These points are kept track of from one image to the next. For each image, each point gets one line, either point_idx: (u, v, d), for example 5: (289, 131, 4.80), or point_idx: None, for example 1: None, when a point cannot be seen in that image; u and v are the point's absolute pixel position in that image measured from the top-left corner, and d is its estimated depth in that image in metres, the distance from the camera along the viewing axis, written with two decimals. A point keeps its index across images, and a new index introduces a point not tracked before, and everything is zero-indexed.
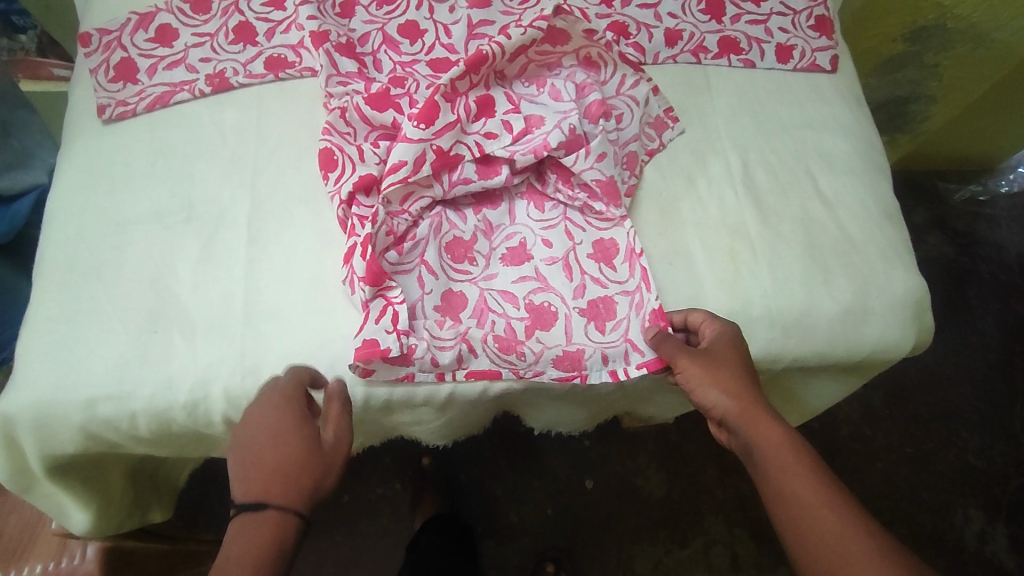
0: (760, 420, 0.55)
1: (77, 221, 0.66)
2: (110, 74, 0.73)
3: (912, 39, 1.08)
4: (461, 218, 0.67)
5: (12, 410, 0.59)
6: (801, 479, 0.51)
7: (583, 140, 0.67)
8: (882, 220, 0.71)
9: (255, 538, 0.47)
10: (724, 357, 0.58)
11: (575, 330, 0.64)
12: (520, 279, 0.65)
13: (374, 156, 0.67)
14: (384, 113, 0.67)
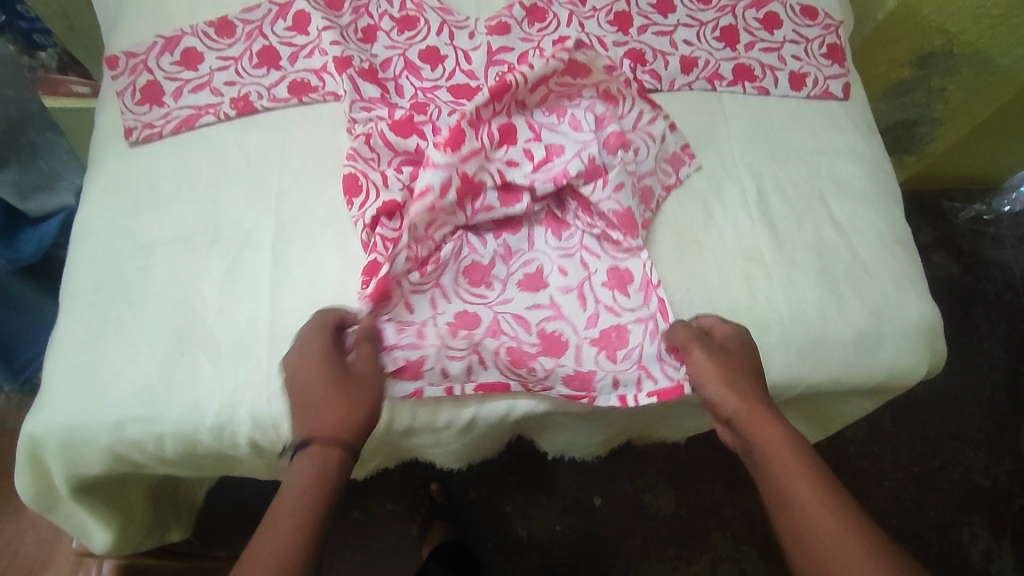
0: (763, 418, 0.56)
1: (104, 243, 0.67)
2: (137, 97, 0.74)
3: (920, 64, 1.09)
4: (481, 242, 0.69)
5: (42, 430, 0.60)
6: (801, 475, 0.51)
7: (601, 171, 0.68)
8: (896, 246, 0.72)
9: (312, 466, 0.50)
10: (735, 358, 0.60)
11: (585, 358, 0.65)
12: (534, 306, 0.67)
13: (397, 182, 0.68)
14: (408, 140, 0.69)
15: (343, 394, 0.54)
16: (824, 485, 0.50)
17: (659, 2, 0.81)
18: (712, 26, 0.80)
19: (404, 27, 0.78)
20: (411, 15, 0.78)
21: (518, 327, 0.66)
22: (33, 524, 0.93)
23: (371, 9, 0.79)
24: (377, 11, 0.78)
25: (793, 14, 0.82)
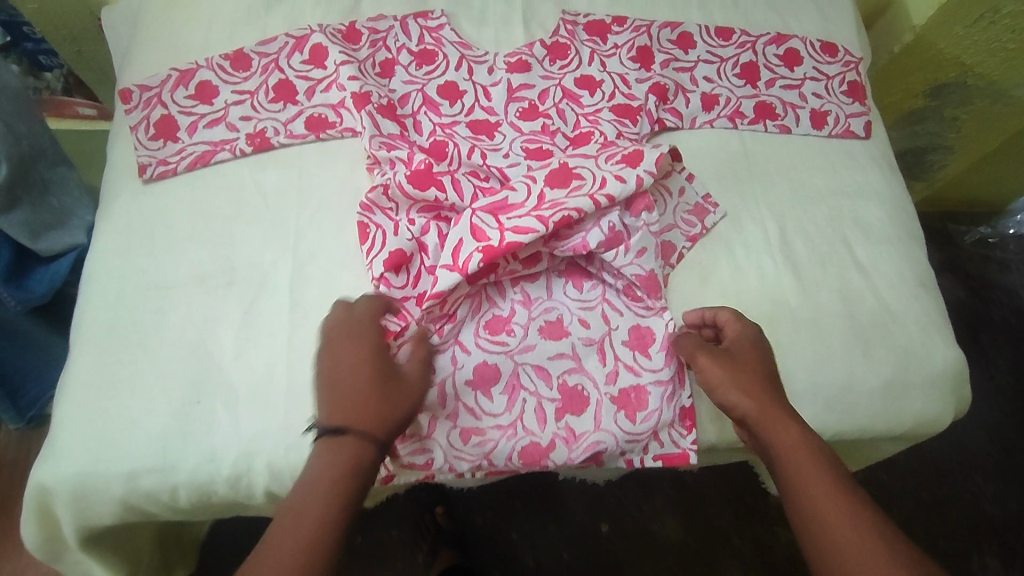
0: (779, 419, 0.55)
1: (118, 284, 0.66)
2: (151, 132, 0.72)
3: (934, 95, 1.09)
4: (500, 294, 0.67)
5: (53, 481, 0.59)
6: (819, 480, 0.50)
7: (622, 237, 0.65)
8: (919, 290, 0.72)
9: (339, 459, 0.49)
10: (743, 358, 0.59)
11: (603, 420, 0.64)
12: (556, 356, 0.65)
13: (408, 232, 0.67)
14: (426, 191, 0.67)
15: (376, 388, 0.53)
16: (839, 487, 0.50)
17: (679, 38, 0.81)
18: (732, 62, 0.80)
19: (422, 61, 0.77)
20: (430, 49, 0.78)
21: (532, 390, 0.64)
22: (34, 559, 0.91)
23: (389, 43, 0.78)
24: (395, 45, 0.77)
25: (814, 51, 0.82)
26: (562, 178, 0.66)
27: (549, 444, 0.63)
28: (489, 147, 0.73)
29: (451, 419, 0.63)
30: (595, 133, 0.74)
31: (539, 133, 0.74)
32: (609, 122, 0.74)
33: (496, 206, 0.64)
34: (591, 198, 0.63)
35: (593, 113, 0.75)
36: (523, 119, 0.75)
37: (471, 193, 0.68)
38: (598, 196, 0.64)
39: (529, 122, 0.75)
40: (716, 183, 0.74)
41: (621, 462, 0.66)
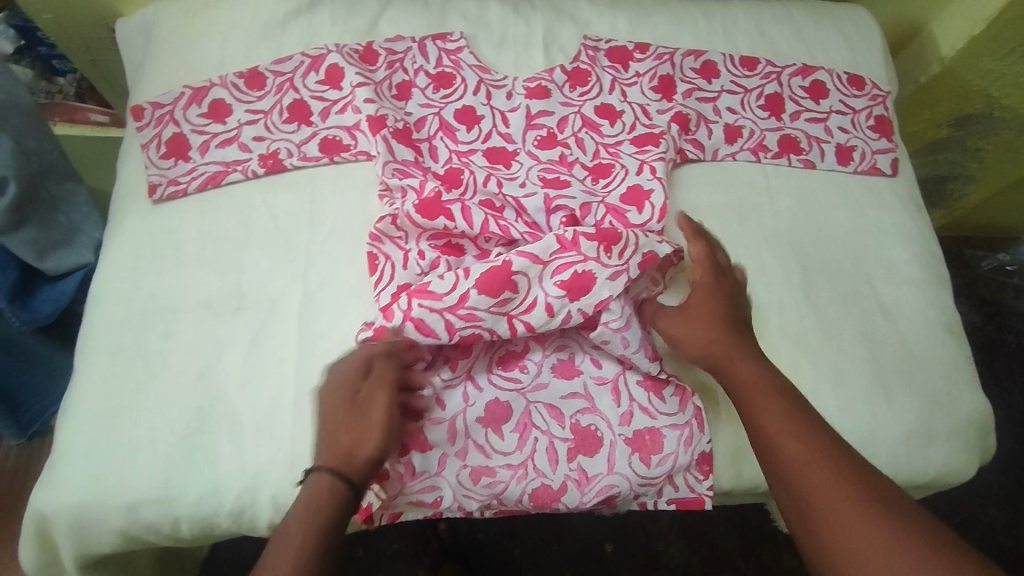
0: (734, 351, 0.58)
1: (125, 305, 0.65)
2: (162, 150, 0.71)
3: (959, 125, 1.06)
4: None
5: (53, 509, 0.57)
6: (769, 400, 0.54)
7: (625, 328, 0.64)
8: (944, 334, 0.70)
9: (307, 503, 0.50)
10: (699, 302, 0.62)
11: (616, 464, 0.62)
12: (570, 395, 0.64)
13: (417, 265, 0.65)
14: (435, 220, 0.65)
15: (349, 428, 0.54)
16: (786, 403, 0.54)
17: (702, 67, 0.79)
18: (756, 93, 0.78)
19: (440, 84, 0.76)
20: (448, 73, 0.76)
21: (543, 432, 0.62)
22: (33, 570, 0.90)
23: (407, 64, 0.76)
24: (413, 66, 0.76)
25: (840, 83, 0.80)
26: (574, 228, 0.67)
27: (561, 486, 0.61)
28: (506, 176, 0.71)
29: (460, 457, 0.61)
30: (615, 165, 0.72)
31: (557, 162, 0.73)
32: (629, 155, 0.73)
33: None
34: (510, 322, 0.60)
35: (613, 144, 0.74)
36: (541, 147, 0.73)
37: (481, 219, 0.65)
38: (517, 322, 0.60)
39: (547, 151, 0.73)
40: (737, 218, 0.73)
41: (634, 504, 0.64)
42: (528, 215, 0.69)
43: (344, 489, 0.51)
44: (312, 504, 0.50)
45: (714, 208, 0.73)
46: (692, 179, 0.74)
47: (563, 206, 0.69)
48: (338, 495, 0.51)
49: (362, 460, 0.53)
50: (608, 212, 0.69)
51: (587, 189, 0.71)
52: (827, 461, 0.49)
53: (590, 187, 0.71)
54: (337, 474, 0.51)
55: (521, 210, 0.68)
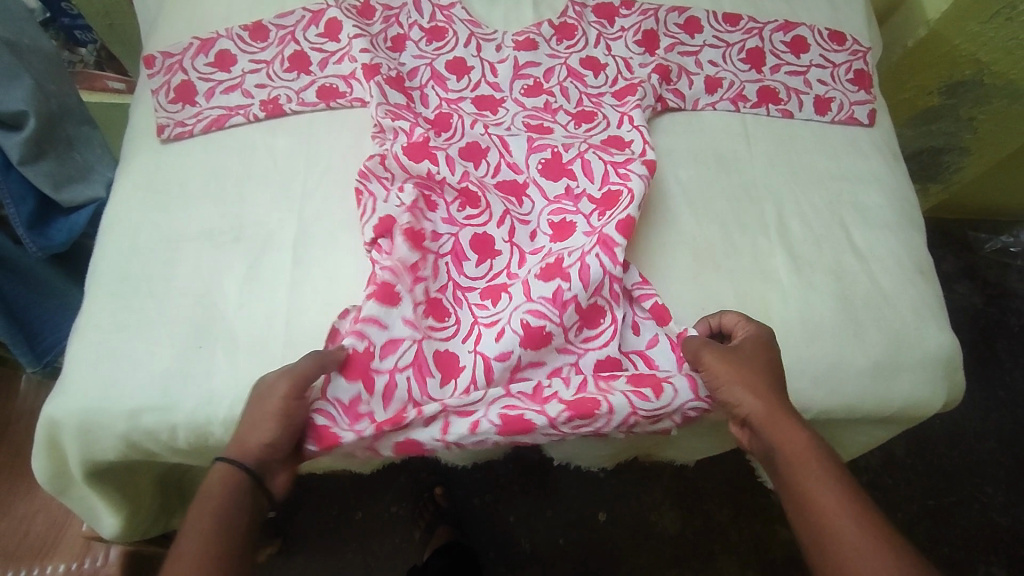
0: (787, 427, 0.54)
1: (132, 234, 0.69)
2: (171, 95, 0.76)
3: (949, 93, 1.08)
4: (506, 259, 0.68)
5: (61, 414, 0.62)
6: (819, 471, 0.52)
7: (596, 313, 0.65)
8: (916, 275, 0.72)
9: (202, 504, 0.51)
10: (752, 359, 0.58)
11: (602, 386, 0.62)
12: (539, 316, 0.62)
13: (399, 199, 0.68)
14: (420, 163, 0.69)
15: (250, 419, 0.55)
16: (862, 507, 0.49)
17: (686, 23, 0.82)
18: (738, 47, 0.81)
19: (432, 38, 0.79)
20: (440, 27, 0.80)
21: (530, 363, 0.63)
22: (46, 504, 0.92)
23: (401, 19, 0.80)
24: (407, 21, 0.80)
25: (821, 39, 0.82)
26: (555, 170, 0.72)
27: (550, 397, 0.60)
28: (493, 122, 0.75)
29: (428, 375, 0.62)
30: (598, 113, 0.76)
31: (542, 109, 0.76)
32: (612, 106, 0.76)
33: (492, 290, 0.66)
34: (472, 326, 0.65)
35: (596, 94, 0.77)
36: (527, 95, 0.77)
37: (463, 168, 0.71)
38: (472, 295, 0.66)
39: (533, 98, 0.77)
40: (715, 163, 0.75)
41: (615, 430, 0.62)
42: (509, 157, 0.73)
43: (236, 483, 0.52)
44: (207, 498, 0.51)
45: (693, 154, 0.76)
46: (673, 127, 0.77)
47: (547, 146, 0.73)
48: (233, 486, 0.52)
49: (257, 447, 0.54)
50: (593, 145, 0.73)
51: (570, 133, 0.75)
52: (879, 555, 0.46)
53: (572, 131, 0.75)
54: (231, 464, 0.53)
55: (498, 171, 0.72)
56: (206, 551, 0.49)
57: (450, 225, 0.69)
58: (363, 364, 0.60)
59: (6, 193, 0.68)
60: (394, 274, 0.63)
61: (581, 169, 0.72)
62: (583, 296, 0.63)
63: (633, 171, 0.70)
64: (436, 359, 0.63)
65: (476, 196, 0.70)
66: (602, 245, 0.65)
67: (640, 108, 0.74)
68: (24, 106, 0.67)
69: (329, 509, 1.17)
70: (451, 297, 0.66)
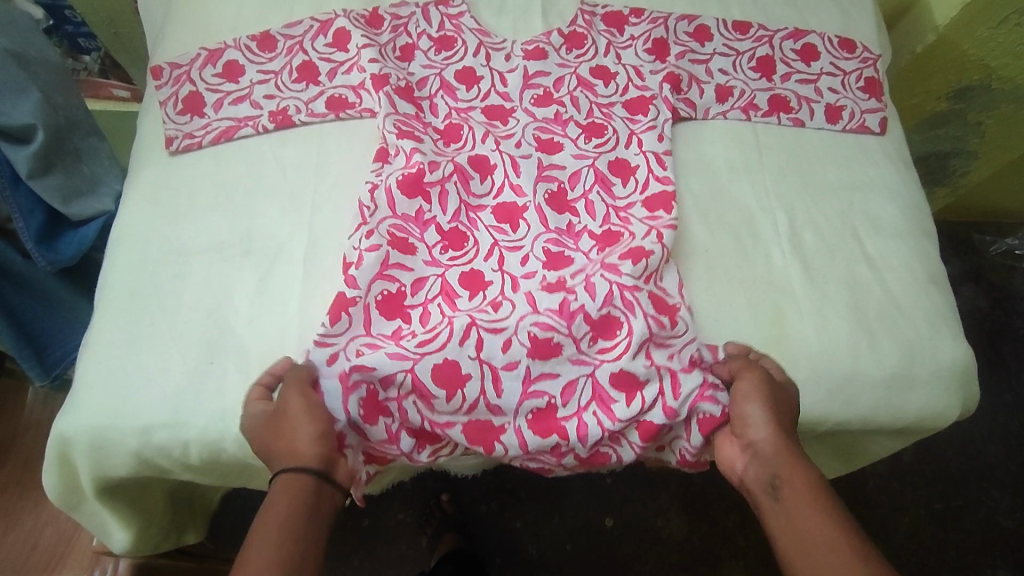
0: (794, 459, 0.56)
1: (142, 248, 0.69)
2: (179, 107, 0.76)
3: (957, 98, 1.08)
4: (504, 287, 0.67)
5: (73, 431, 0.61)
6: (819, 503, 0.53)
7: (614, 326, 0.65)
8: (929, 284, 0.71)
9: (281, 498, 0.53)
10: (776, 394, 0.61)
11: (615, 407, 0.63)
12: (544, 328, 0.64)
13: (381, 236, 0.67)
14: (414, 201, 0.69)
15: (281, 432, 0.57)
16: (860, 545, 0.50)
17: (696, 31, 0.81)
18: (748, 55, 0.80)
19: (441, 47, 0.79)
20: (449, 36, 0.79)
21: (541, 376, 0.64)
22: (53, 517, 0.91)
23: (410, 29, 0.80)
24: (416, 30, 0.79)
25: (831, 47, 0.82)
26: (559, 203, 0.71)
27: (565, 416, 0.64)
28: (503, 133, 0.75)
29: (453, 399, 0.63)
30: (607, 127, 0.75)
31: (552, 120, 0.76)
32: (621, 118, 0.76)
33: (493, 300, 0.66)
34: (470, 325, 0.63)
35: (606, 104, 0.77)
36: (537, 105, 0.76)
37: (456, 206, 0.70)
38: (479, 329, 0.63)
39: (543, 108, 0.76)
40: (727, 172, 0.75)
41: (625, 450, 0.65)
42: (512, 178, 0.72)
43: (304, 476, 0.55)
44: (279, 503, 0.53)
45: (704, 163, 0.75)
46: (685, 136, 0.77)
47: (554, 177, 0.72)
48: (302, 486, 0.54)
49: (306, 451, 0.56)
50: (596, 181, 0.72)
51: (579, 150, 0.74)
52: None
53: (581, 147, 0.74)
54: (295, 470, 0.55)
55: (500, 192, 0.71)
56: (288, 533, 0.51)
57: (434, 266, 0.68)
58: (374, 401, 0.61)
59: (14, 207, 0.68)
60: (375, 341, 0.64)
61: (584, 208, 0.71)
62: (593, 308, 0.64)
63: (634, 215, 0.71)
64: (433, 374, 0.62)
65: (462, 236, 0.69)
66: (604, 268, 0.66)
67: (651, 128, 0.74)
68: (32, 120, 0.66)
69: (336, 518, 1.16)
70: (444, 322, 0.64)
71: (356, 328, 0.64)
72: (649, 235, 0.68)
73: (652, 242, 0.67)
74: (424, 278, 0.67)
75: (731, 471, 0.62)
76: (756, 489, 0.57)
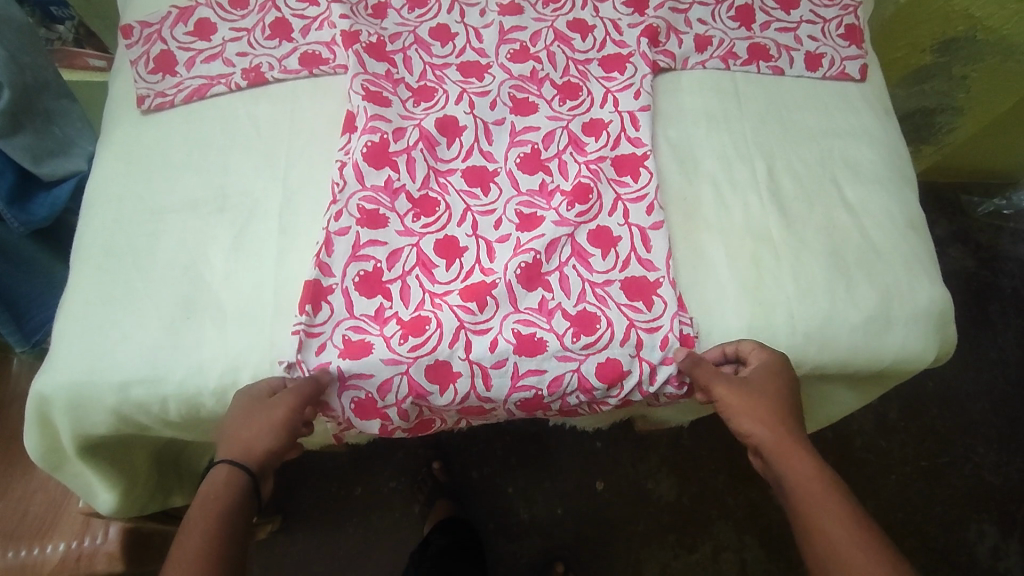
0: (798, 459, 0.58)
1: (115, 207, 0.68)
2: (150, 66, 0.74)
3: (942, 50, 1.07)
4: (485, 258, 0.67)
5: (50, 389, 0.61)
6: (826, 502, 0.55)
7: (595, 320, 0.65)
8: (907, 229, 0.72)
9: (220, 491, 0.56)
10: (764, 390, 0.61)
11: (596, 392, 0.65)
12: (530, 304, 0.65)
13: (352, 213, 0.66)
14: (381, 171, 0.68)
15: (244, 427, 0.58)
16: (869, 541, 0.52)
17: None
18: (727, 4, 0.79)
19: (414, 5, 0.78)
20: None
21: (529, 372, 0.64)
22: None
23: None
24: None
25: None
26: (532, 164, 0.71)
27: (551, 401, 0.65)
28: (478, 90, 0.73)
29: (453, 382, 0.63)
30: (583, 88, 0.74)
31: (528, 78, 0.74)
32: (597, 78, 0.75)
33: (471, 290, 0.64)
34: (457, 329, 0.63)
35: (582, 60, 0.76)
36: (514, 61, 0.75)
37: (424, 172, 0.69)
38: (466, 333, 0.63)
39: (519, 64, 0.75)
40: (705, 122, 0.74)
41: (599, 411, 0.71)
42: (482, 143, 0.71)
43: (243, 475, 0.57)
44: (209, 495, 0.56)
45: (683, 114, 0.75)
46: (664, 87, 0.76)
47: (527, 141, 0.72)
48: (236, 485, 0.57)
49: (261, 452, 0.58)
50: (570, 142, 0.72)
51: (554, 111, 0.73)
52: None
53: (556, 109, 0.73)
54: (234, 469, 0.57)
55: (468, 155, 0.71)
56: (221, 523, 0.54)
57: (408, 237, 0.67)
58: (372, 406, 0.63)
59: None
60: (360, 325, 0.63)
61: (557, 168, 0.71)
62: (569, 305, 0.65)
63: (604, 171, 0.70)
64: (429, 372, 0.63)
65: (433, 203, 0.68)
66: (576, 255, 0.67)
67: (626, 87, 0.74)
68: None
69: (327, 485, 1.17)
70: (430, 306, 0.64)
71: (339, 313, 0.64)
72: (615, 211, 0.68)
73: (618, 222, 0.68)
74: (399, 250, 0.66)
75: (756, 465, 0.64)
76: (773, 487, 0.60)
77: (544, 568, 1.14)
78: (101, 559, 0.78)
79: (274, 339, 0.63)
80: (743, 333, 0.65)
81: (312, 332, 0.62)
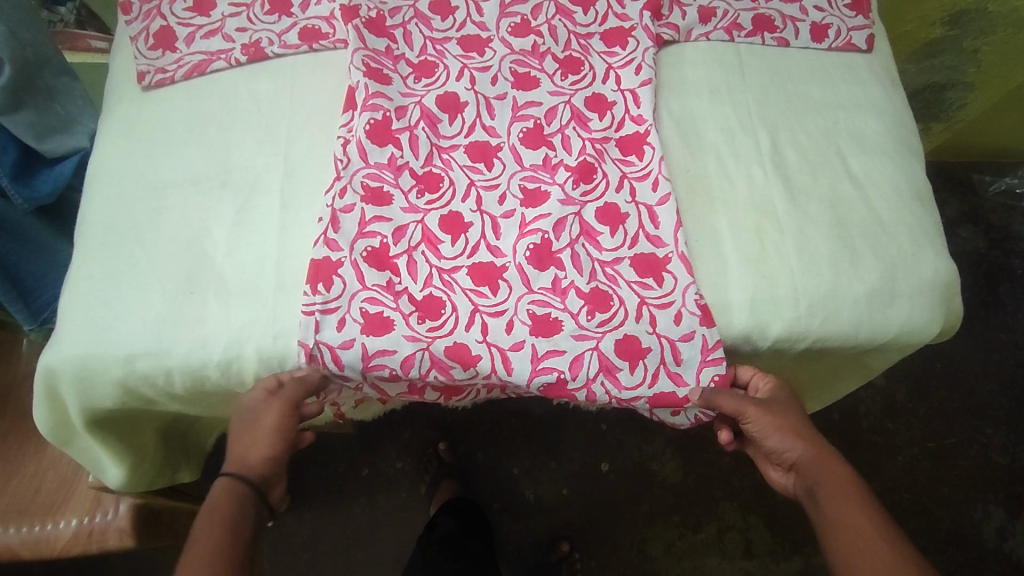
0: (828, 468, 0.61)
1: (118, 183, 0.68)
2: (150, 42, 0.74)
3: (952, 23, 1.04)
4: (495, 232, 0.66)
5: (56, 363, 0.62)
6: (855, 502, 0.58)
7: (609, 296, 0.64)
8: (912, 201, 0.71)
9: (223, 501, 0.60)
10: (787, 411, 0.64)
11: (621, 376, 0.63)
12: (541, 281, 0.65)
13: (356, 189, 0.66)
14: (385, 148, 0.68)
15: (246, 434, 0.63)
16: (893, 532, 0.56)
17: None
18: None
19: None
20: None
21: (549, 354, 0.63)
22: (55, 460, 0.82)
23: None
24: None
25: None
26: (535, 139, 0.70)
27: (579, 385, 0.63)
28: (479, 65, 0.73)
29: (489, 360, 0.63)
30: (585, 63, 0.74)
31: (529, 52, 0.74)
32: (599, 53, 0.74)
33: (481, 270, 0.65)
34: (473, 312, 0.64)
35: (584, 34, 0.75)
36: (515, 35, 0.74)
37: (427, 150, 0.69)
38: (480, 315, 0.64)
39: (520, 38, 0.74)
40: (708, 94, 0.73)
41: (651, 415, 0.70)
42: (485, 119, 0.71)
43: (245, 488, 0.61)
44: (214, 504, 0.60)
45: (686, 86, 0.74)
46: (668, 60, 0.75)
47: (529, 116, 0.71)
48: (238, 496, 0.61)
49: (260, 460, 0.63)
50: (573, 117, 0.71)
51: (556, 86, 0.72)
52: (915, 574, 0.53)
53: (558, 84, 0.72)
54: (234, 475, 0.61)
55: (471, 132, 0.70)
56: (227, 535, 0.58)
57: (412, 214, 0.66)
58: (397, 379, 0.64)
59: None
60: (375, 296, 0.63)
61: (561, 143, 0.70)
62: (582, 282, 0.65)
63: (608, 151, 0.70)
64: (448, 351, 0.63)
65: (437, 178, 0.68)
66: (585, 233, 0.66)
67: (628, 63, 0.73)
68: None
69: (333, 465, 1.18)
70: (439, 283, 0.64)
71: (352, 285, 0.63)
72: (622, 188, 0.68)
73: (626, 200, 0.68)
74: (404, 226, 0.66)
75: (777, 479, 0.67)
76: (805, 496, 0.62)
77: (549, 546, 1.15)
78: (113, 534, 0.77)
79: (279, 314, 0.63)
80: (746, 307, 0.65)
81: (328, 308, 0.62)
